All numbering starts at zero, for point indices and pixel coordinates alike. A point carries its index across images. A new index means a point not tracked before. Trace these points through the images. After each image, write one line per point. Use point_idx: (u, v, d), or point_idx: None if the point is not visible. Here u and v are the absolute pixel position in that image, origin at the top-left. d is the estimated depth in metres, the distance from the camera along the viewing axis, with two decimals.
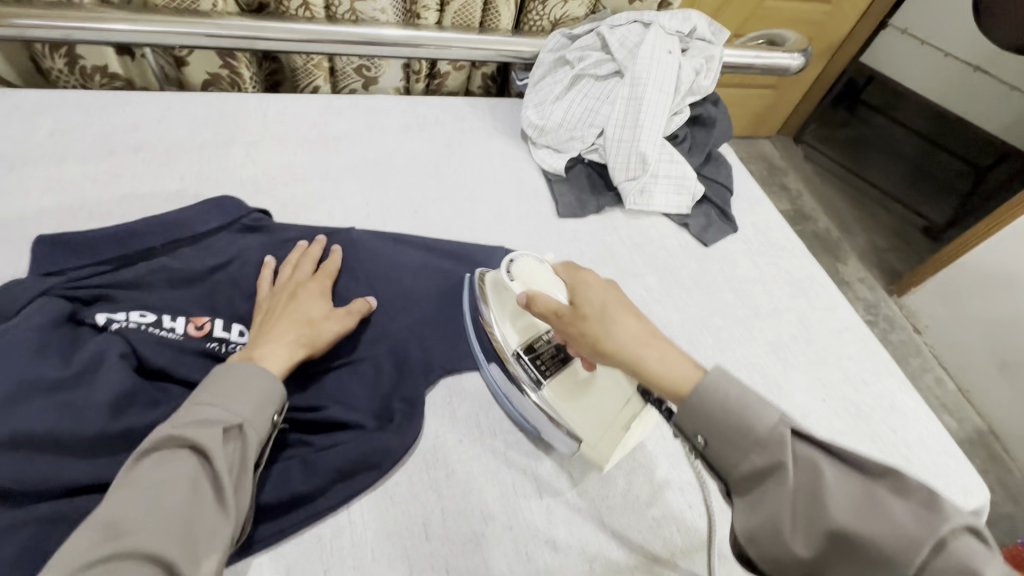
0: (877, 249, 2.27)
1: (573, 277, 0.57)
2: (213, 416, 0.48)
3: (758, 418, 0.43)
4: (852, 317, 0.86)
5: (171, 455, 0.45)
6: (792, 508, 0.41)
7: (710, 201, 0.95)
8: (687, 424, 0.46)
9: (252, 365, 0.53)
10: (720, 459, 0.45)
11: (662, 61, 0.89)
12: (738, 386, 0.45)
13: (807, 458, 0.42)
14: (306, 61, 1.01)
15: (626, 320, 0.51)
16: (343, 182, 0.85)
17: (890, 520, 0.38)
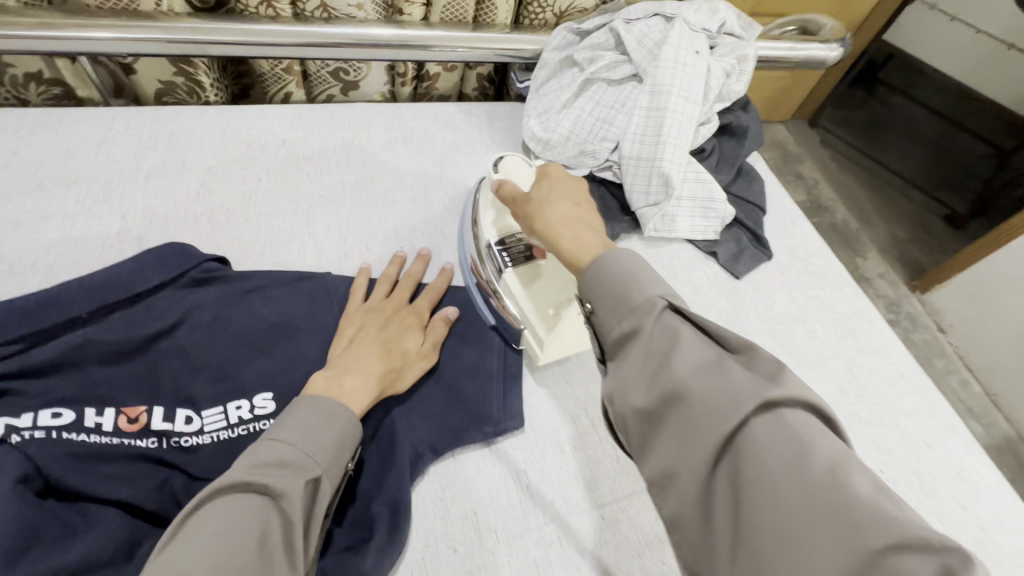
0: (901, 244, 2.14)
1: (541, 173, 0.60)
2: (296, 459, 0.45)
3: (639, 288, 0.43)
4: (907, 362, 0.74)
5: (240, 500, 0.40)
6: (652, 350, 0.40)
7: (741, 224, 0.83)
8: (583, 292, 0.46)
9: (331, 401, 0.50)
10: (603, 324, 0.44)
11: (688, 64, 0.75)
12: (635, 262, 0.45)
13: (684, 341, 0.40)
14: (273, 66, 0.88)
15: (564, 214, 0.53)
16: (317, 214, 0.74)
17: (790, 441, 0.34)
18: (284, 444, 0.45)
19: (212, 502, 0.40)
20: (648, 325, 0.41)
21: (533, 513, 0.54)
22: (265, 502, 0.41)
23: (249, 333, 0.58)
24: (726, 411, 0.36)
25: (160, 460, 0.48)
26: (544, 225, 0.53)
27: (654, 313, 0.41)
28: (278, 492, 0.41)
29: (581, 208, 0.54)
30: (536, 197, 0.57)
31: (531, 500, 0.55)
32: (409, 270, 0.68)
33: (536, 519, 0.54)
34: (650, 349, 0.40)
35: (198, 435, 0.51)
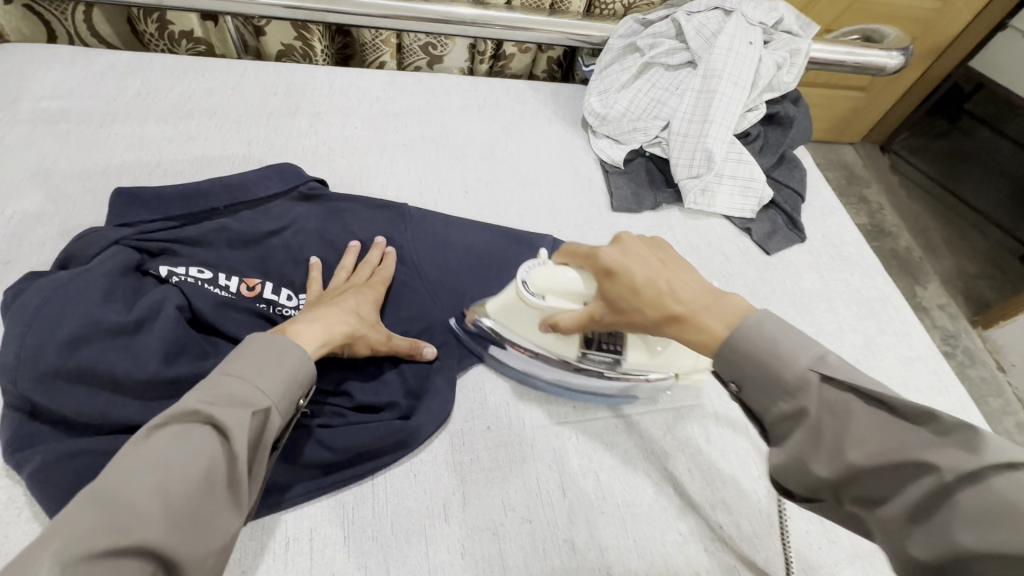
0: (965, 275, 2.06)
1: (602, 263, 0.51)
2: (242, 392, 0.43)
3: (789, 363, 0.41)
4: (927, 347, 0.78)
5: (186, 431, 0.39)
6: (822, 438, 0.39)
7: (778, 206, 0.89)
8: (721, 370, 0.44)
9: (283, 340, 0.48)
10: (756, 405, 0.43)
11: (741, 53, 0.83)
12: (776, 327, 0.43)
13: (840, 404, 0.39)
14: (374, 36, 1.02)
15: (683, 287, 0.48)
16: (399, 158, 0.86)
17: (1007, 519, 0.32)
18: (237, 377, 0.44)
19: (162, 429, 0.39)
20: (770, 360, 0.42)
21: (556, 415, 0.63)
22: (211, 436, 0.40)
23: (337, 239, 0.71)
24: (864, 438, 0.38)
25: (268, 320, 0.61)
26: (684, 304, 0.47)
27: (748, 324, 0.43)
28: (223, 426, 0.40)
29: (670, 268, 0.50)
30: (627, 270, 0.49)
31: (555, 405, 0.64)
32: (368, 258, 0.68)
33: (558, 419, 0.63)
34: (819, 429, 0.39)
35: (297, 308, 0.63)
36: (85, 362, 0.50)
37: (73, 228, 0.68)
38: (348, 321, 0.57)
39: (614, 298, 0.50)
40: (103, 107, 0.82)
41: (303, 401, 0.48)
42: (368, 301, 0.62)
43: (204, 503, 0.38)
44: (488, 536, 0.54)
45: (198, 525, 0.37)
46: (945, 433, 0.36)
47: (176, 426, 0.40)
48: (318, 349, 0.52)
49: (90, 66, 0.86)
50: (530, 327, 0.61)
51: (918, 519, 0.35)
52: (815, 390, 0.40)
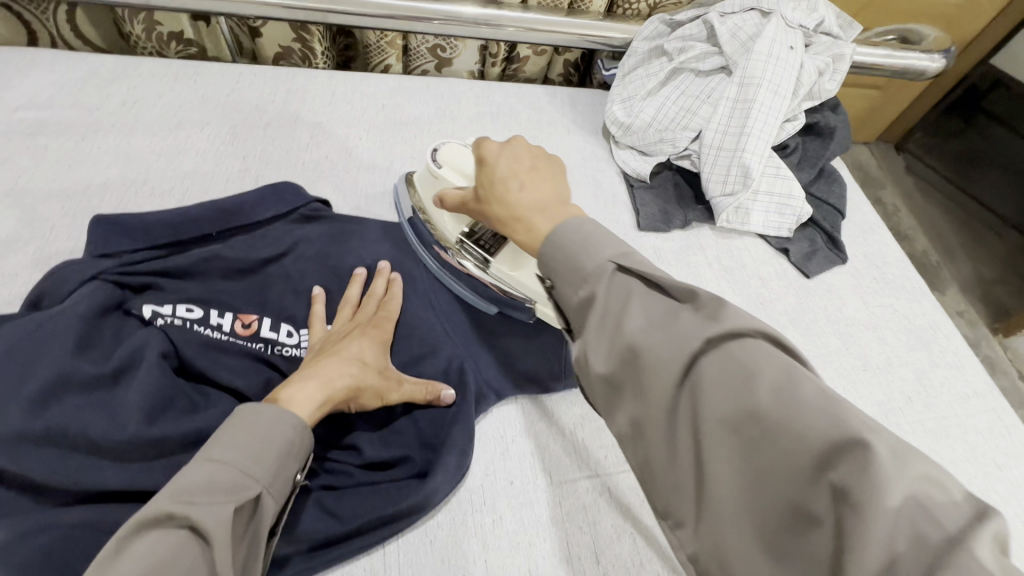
0: (986, 282, 2.00)
1: (479, 154, 0.51)
2: (229, 479, 0.38)
3: (592, 253, 0.39)
4: (983, 381, 0.72)
5: (160, 539, 0.33)
6: (608, 317, 0.37)
7: (816, 224, 0.82)
8: (539, 269, 0.42)
9: (273, 410, 0.43)
10: (563, 300, 0.40)
11: (782, 59, 0.76)
12: (594, 228, 0.41)
13: (623, 287, 0.38)
14: (379, 38, 0.95)
15: (534, 194, 0.47)
16: (407, 173, 0.80)
17: (780, 400, 0.30)
18: (218, 463, 0.38)
19: (129, 541, 0.33)
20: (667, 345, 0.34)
21: (584, 466, 0.57)
22: (192, 542, 0.34)
23: (341, 266, 0.64)
24: (665, 362, 0.34)
25: (266, 362, 0.55)
26: (509, 208, 0.47)
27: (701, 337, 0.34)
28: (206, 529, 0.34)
29: (542, 171, 0.49)
30: (495, 162, 0.50)
31: (585, 454, 0.58)
32: (373, 288, 0.62)
33: (587, 470, 0.57)
34: (608, 312, 0.37)
35: (297, 347, 0.57)
36: (55, 424, 0.44)
37: (49, 256, 0.62)
38: (351, 372, 0.51)
39: (478, 190, 0.51)
40: (84, 117, 0.75)
41: (300, 477, 0.44)
42: (375, 343, 0.56)
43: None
44: None
45: None
46: (703, 306, 0.36)
47: (153, 534, 0.33)
48: (315, 412, 0.46)
49: (71, 71, 0.79)
50: (433, 206, 0.66)
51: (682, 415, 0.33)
52: (626, 281, 0.38)
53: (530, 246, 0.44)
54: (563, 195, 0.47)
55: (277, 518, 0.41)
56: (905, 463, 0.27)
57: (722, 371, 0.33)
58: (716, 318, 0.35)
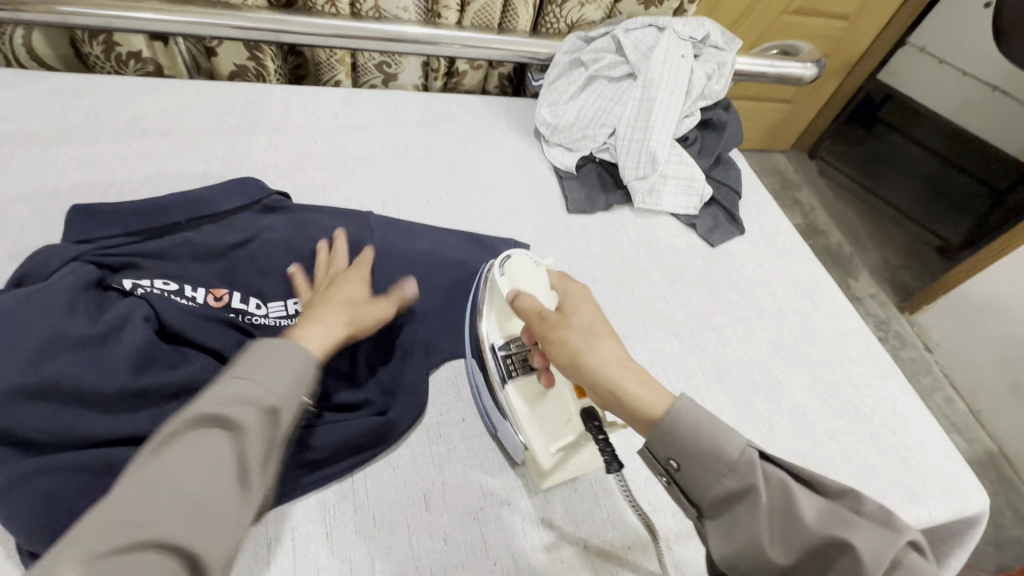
0: (889, 266, 2.26)
1: (566, 290, 0.60)
2: (248, 392, 0.46)
3: (730, 442, 0.46)
4: (856, 322, 0.87)
5: (198, 437, 0.43)
6: (764, 512, 0.44)
7: (718, 203, 0.97)
8: (660, 450, 0.48)
9: (277, 342, 0.50)
10: (694, 481, 0.47)
11: (675, 65, 0.91)
12: (701, 412, 0.48)
13: (779, 482, 0.45)
14: (329, 56, 1.05)
15: (615, 354, 0.53)
16: (360, 171, 0.88)
17: (866, 554, 0.40)
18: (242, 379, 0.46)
19: (183, 428, 0.43)
20: (832, 559, 0.41)
21: None
22: (221, 439, 0.43)
23: (304, 247, 0.72)
24: (784, 526, 0.43)
25: (239, 328, 0.62)
26: (595, 363, 0.52)
27: (823, 533, 0.42)
28: (240, 430, 0.44)
29: (608, 334, 0.55)
30: (578, 315, 0.56)
31: None
32: (337, 248, 0.70)
33: None
34: (769, 509, 0.44)
35: (266, 316, 0.64)
36: (49, 378, 0.49)
37: (23, 250, 0.67)
38: (342, 309, 0.59)
39: (548, 331, 0.55)
40: (49, 129, 0.80)
41: (307, 400, 0.51)
42: (359, 281, 0.65)
43: (226, 500, 0.42)
44: (470, 520, 0.56)
45: (217, 518, 0.41)
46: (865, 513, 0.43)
47: (192, 432, 0.43)
48: (325, 341, 0.55)
49: (32, 88, 0.84)
50: (493, 299, 0.65)
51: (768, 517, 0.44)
52: (779, 477, 0.45)
53: (642, 412, 0.49)
54: (618, 342, 0.54)
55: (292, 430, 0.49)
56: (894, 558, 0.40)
57: (849, 566, 0.41)
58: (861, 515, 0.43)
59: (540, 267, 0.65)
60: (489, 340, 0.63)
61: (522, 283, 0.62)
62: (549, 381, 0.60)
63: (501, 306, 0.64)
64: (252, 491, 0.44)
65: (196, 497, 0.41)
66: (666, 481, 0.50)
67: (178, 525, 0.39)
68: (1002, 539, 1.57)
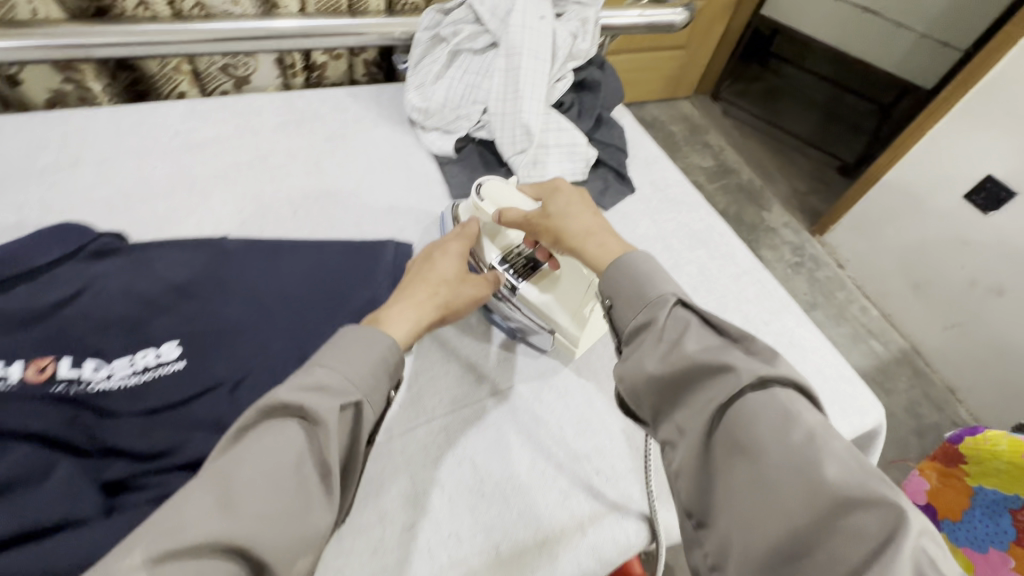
0: (796, 194, 2.36)
1: (551, 189, 0.66)
2: (336, 386, 0.48)
3: (657, 287, 0.51)
4: (750, 262, 0.88)
5: (281, 429, 0.45)
6: (661, 338, 0.48)
7: (605, 164, 0.95)
8: (601, 290, 0.55)
9: (380, 332, 0.52)
10: (618, 318, 0.53)
11: (534, 28, 0.86)
12: (650, 264, 0.53)
13: (682, 318, 0.49)
14: (162, 65, 0.94)
15: (584, 220, 0.61)
16: (213, 191, 0.80)
17: (779, 419, 0.41)
18: (331, 365, 0.49)
19: (264, 422, 0.46)
20: (717, 392, 0.44)
21: (424, 414, 0.63)
22: (302, 429, 0.46)
23: (148, 292, 0.63)
24: (704, 404, 0.44)
25: (72, 401, 0.54)
26: (554, 212, 0.63)
27: (751, 380, 0.43)
28: (317, 422, 0.45)
29: (586, 209, 0.63)
30: (545, 208, 0.64)
31: (421, 402, 0.64)
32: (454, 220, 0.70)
33: (425, 417, 0.63)
34: (663, 334, 0.48)
35: (105, 380, 0.56)
36: None
37: None
38: (438, 292, 0.60)
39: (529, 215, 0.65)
40: None
41: (391, 392, 0.53)
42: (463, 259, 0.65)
43: (299, 497, 0.43)
44: (370, 555, 0.53)
45: (295, 518, 0.42)
46: (755, 352, 0.46)
47: (271, 423, 0.45)
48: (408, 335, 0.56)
49: None
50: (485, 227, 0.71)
51: (700, 399, 0.45)
52: (683, 316, 0.49)
53: (596, 265, 0.57)
54: (602, 220, 0.61)
55: (375, 425, 0.51)
56: (851, 465, 0.38)
57: (771, 423, 0.41)
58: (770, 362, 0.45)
59: (511, 184, 0.72)
60: (487, 261, 0.69)
61: (502, 201, 0.69)
62: (555, 265, 0.68)
63: (488, 228, 0.71)
64: (332, 489, 0.45)
65: (269, 494, 0.42)
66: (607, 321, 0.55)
67: (250, 522, 0.40)
68: (923, 429, 1.70)
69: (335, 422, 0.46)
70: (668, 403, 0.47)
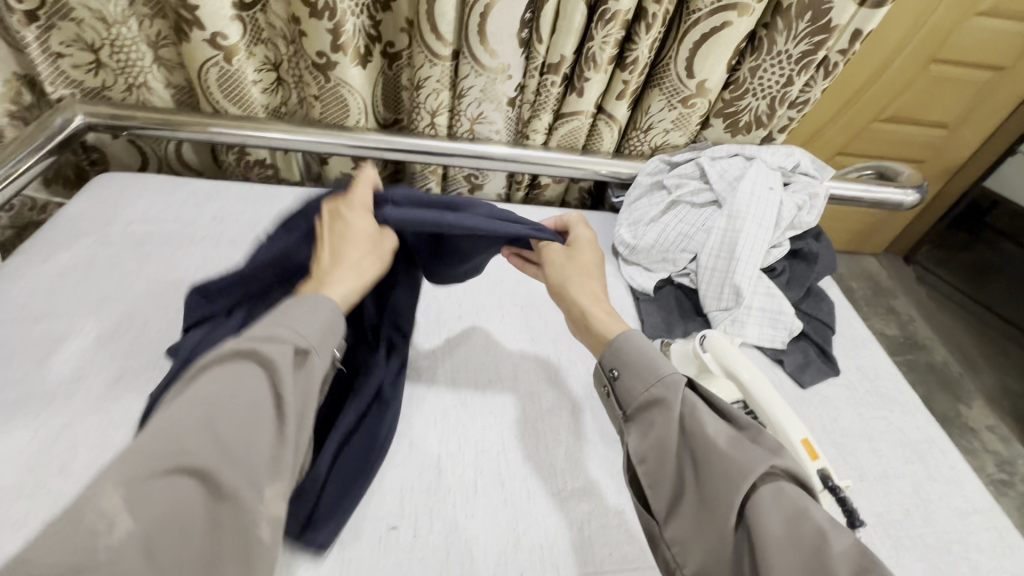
0: (1011, 395, 1.97)
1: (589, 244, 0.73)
2: (284, 334, 0.50)
3: (664, 368, 0.56)
4: (983, 498, 0.74)
5: (232, 366, 0.47)
6: (677, 422, 0.52)
7: (809, 338, 0.90)
8: (608, 358, 0.60)
9: (315, 295, 0.54)
10: (627, 391, 0.57)
11: (763, 197, 0.89)
12: (643, 342, 0.59)
13: (691, 401, 0.54)
14: (424, 168, 1.13)
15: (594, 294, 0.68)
16: (440, 282, 0.92)
17: (788, 506, 0.44)
18: (277, 327, 0.50)
19: (218, 361, 0.47)
20: (726, 491, 0.46)
21: (592, 562, 0.61)
22: (257, 371, 0.47)
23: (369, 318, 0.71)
24: (716, 491, 0.47)
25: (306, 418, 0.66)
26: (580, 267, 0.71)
27: (761, 467, 0.46)
28: (273, 365, 0.48)
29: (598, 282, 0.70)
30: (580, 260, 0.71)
31: (591, 549, 0.62)
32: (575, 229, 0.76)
33: (594, 566, 0.61)
34: (677, 418, 0.53)
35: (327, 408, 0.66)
36: None
37: (141, 344, 0.74)
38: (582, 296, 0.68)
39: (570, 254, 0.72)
40: (182, 231, 0.91)
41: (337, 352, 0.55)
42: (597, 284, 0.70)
43: (254, 424, 0.45)
44: None
45: (237, 458, 0.43)
46: (758, 441, 0.50)
47: (224, 366, 0.47)
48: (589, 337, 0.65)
49: (175, 192, 0.98)
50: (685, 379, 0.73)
51: (709, 483, 0.48)
52: (692, 399, 0.54)
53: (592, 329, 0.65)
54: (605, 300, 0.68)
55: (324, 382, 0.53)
56: (861, 550, 0.41)
57: (782, 505, 0.44)
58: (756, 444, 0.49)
59: (733, 341, 0.71)
60: None
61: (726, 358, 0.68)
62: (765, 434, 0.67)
63: (697, 377, 0.73)
64: (285, 421, 0.47)
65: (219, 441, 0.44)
66: (609, 391, 0.60)
67: (211, 455, 0.42)
68: None
69: (286, 364, 0.48)
70: (679, 492, 0.50)
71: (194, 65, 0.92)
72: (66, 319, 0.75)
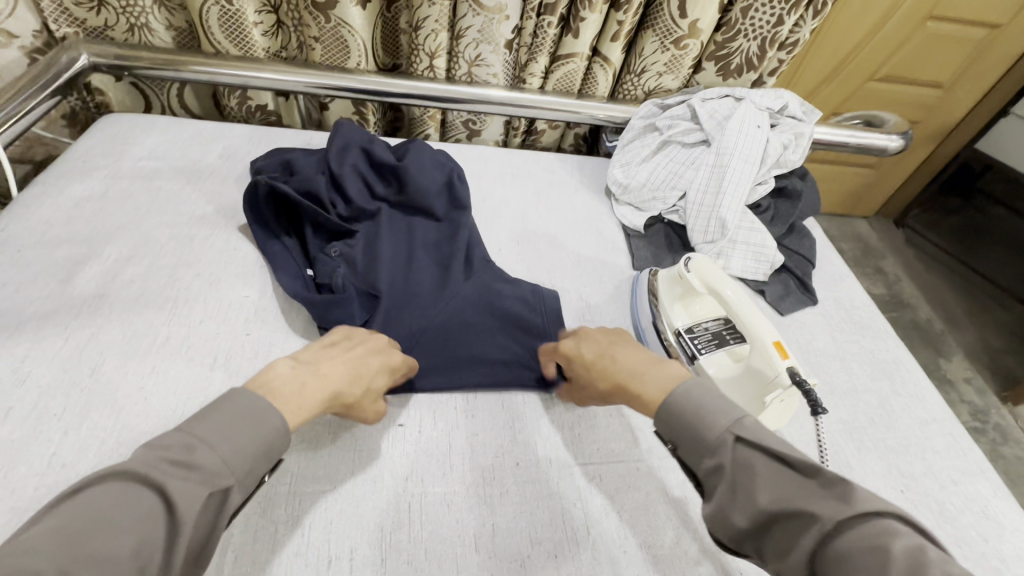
0: (990, 348, 2.05)
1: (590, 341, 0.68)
2: (204, 460, 0.44)
3: (713, 425, 0.51)
4: (942, 410, 0.80)
5: (130, 490, 0.40)
6: (735, 486, 0.48)
7: (789, 271, 0.96)
8: (662, 432, 0.55)
9: (249, 400, 0.49)
10: (688, 459, 0.53)
11: (750, 134, 0.93)
12: (690, 397, 0.55)
13: (746, 456, 0.49)
14: (422, 113, 1.15)
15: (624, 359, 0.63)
16: None
17: (874, 555, 0.40)
18: (204, 438, 0.45)
19: (108, 484, 0.40)
20: (807, 544, 0.43)
21: (581, 455, 0.67)
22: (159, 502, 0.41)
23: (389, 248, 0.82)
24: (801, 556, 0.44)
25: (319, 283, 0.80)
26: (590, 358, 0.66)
27: (840, 519, 0.42)
28: (172, 500, 0.41)
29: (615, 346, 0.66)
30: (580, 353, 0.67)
31: (580, 445, 0.68)
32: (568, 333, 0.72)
33: (582, 459, 0.67)
34: (734, 481, 0.48)
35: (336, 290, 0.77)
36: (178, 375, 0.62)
37: (157, 269, 0.78)
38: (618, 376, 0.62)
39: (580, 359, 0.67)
40: (190, 167, 0.94)
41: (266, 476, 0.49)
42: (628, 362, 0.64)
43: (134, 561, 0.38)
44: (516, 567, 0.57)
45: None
46: (828, 484, 0.45)
47: (121, 484, 0.40)
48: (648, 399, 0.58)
49: (181, 132, 1.00)
50: (670, 298, 0.79)
51: (794, 548, 0.44)
52: (743, 457, 0.49)
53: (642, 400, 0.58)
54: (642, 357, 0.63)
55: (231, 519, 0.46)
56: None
57: (867, 558, 0.40)
58: (824, 487, 0.45)
59: (717, 265, 0.75)
60: (672, 325, 0.77)
61: (706, 274, 0.74)
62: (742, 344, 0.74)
63: (681, 295, 0.79)
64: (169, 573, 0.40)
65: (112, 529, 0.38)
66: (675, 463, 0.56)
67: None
68: None
69: (194, 508, 0.42)
70: (763, 546, 0.47)
71: (196, 4, 0.93)
72: (85, 245, 0.79)
